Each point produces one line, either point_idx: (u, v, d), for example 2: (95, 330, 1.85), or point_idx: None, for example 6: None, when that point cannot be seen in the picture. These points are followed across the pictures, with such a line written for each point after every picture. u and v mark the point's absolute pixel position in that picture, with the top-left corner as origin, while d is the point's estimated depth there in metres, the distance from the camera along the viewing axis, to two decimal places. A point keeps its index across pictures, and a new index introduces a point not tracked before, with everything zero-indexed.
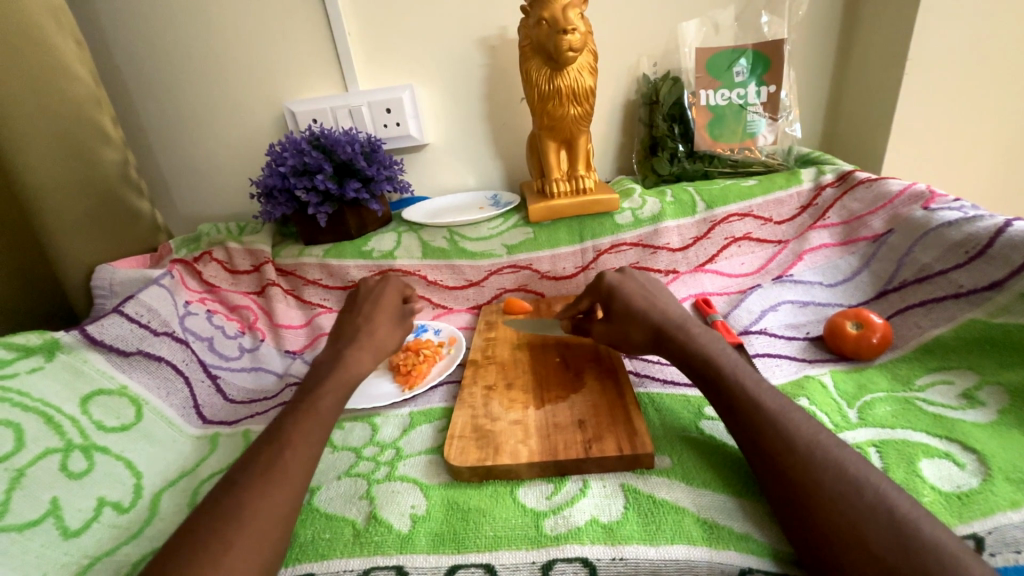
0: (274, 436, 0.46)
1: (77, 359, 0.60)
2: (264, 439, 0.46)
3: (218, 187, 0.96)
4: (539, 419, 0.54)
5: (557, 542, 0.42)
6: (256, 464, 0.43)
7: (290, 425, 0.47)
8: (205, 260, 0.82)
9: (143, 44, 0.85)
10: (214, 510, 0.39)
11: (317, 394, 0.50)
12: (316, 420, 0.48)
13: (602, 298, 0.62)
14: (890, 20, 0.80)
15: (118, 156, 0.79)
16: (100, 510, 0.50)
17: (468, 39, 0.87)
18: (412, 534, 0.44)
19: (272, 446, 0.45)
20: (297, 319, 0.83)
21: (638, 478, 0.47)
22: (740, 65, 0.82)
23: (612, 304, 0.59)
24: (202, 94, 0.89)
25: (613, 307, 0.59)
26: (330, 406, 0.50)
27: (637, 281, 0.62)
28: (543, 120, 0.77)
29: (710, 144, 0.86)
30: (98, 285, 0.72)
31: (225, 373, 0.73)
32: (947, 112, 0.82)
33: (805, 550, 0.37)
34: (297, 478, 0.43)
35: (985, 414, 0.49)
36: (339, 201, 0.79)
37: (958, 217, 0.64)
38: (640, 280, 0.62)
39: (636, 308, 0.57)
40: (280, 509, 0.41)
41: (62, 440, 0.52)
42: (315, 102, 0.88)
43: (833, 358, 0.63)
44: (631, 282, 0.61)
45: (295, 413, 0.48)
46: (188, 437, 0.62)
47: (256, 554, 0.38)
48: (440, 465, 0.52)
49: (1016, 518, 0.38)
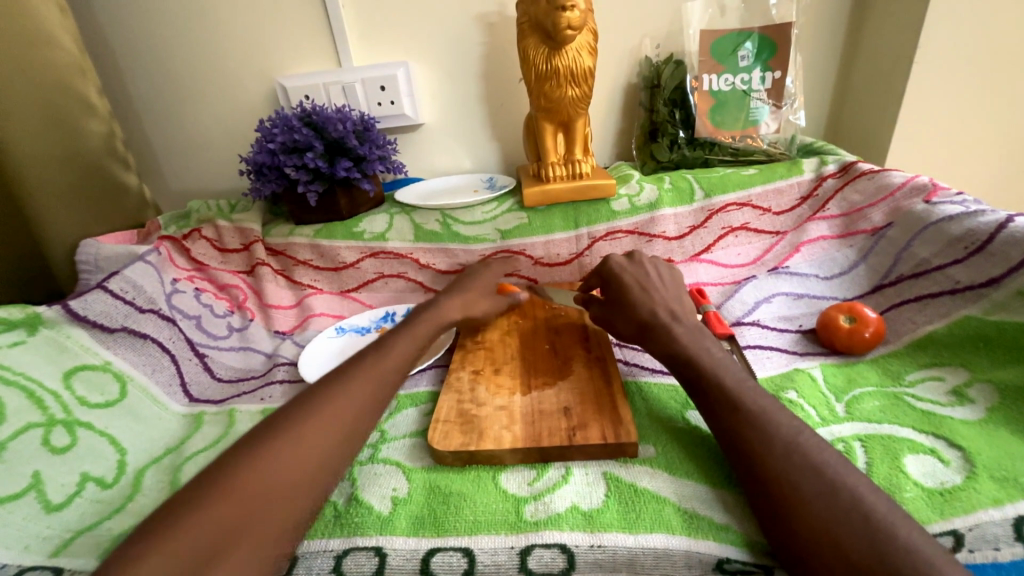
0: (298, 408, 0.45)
1: (60, 334, 0.60)
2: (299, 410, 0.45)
3: (209, 163, 0.94)
4: (525, 405, 0.54)
5: (536, 528, 0.42)
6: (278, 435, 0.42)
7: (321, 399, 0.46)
8: (194, 237, 0.80)
9: (130, 11, 0.82)
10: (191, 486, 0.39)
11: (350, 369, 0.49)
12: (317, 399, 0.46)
13: (606, 288, 0.61)
14: (903, 5, 0.77)
15: (102, 128, 0.77)
16: (83, 485, 0.50)
17: (466, 15, 0.84)
18: (392, 516, 0.44)
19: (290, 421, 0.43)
20: (287, 300, 0.82)
21: (621, 466, 0.47)
22: (745, 50, 0.80)
23: (613, 286, 0.60)
24: (191, 66, 0.86)
25: (616, 297, 0.59)
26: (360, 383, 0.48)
27: (642, 268, 0.61)
28: (540, 101, 0.75)
29: (711, 131, 0.84)
30: (83, 260, 0.71)
31: (213, 352, 0.72)
32: (956, 103, 0.80)
33: (782, 540, 0.37)
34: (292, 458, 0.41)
35: (974, 411, 0.49)
36: (330, 179, 0.77)
37: (960, 212, 0.62)
38: (647, 267, 0.61)
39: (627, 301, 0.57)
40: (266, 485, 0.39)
41: (45, 415, 0.52)
42: (307, 77, 0.86)
43: (824, 352, 0.62)
44: (631, 274, 0.60)
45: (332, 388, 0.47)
46: (173, 415, 0.62)
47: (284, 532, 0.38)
48: (424, 449, 0.52)
49: (997, 515, 0.38)
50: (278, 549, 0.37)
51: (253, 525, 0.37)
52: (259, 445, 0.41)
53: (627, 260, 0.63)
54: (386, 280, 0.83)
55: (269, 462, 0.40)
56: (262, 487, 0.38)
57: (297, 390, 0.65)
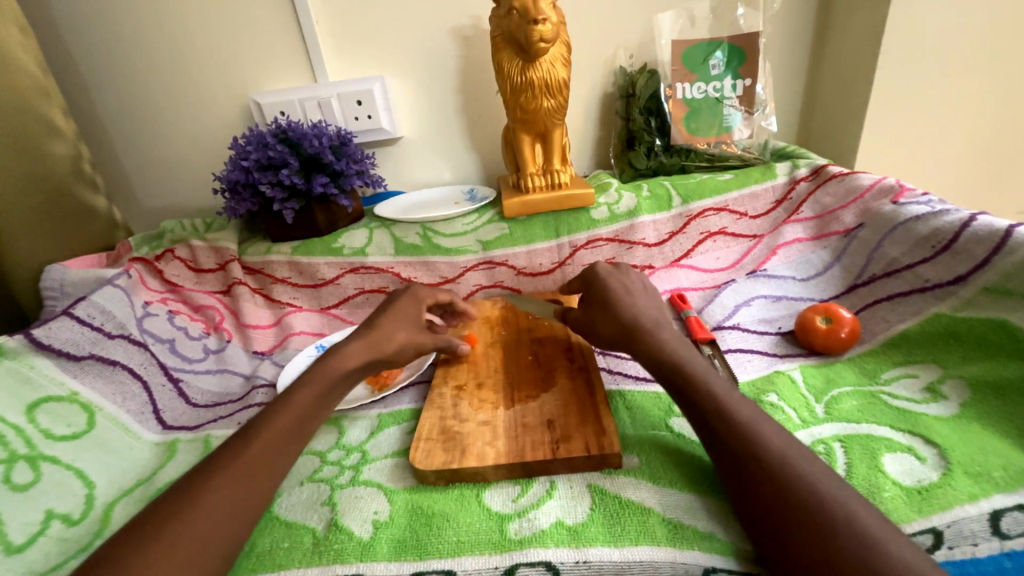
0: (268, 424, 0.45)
1: (22, 365, 0.57)
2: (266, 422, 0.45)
3: (183, 182, 0.92)
4: (508, 419, 0.53)
5: (520, 546, 0.41)
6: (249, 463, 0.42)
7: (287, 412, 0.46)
8: (167, 258, 0.78)
9: (96, 31, 0.81)
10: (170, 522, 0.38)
11: (326, 386, 0.49)
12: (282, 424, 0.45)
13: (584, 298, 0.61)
14: (864, 14, 0.80)
15: (68, 150, 0.75)
16: (47, 523, 0.48)
17: (441, 29, 0.84)
18: (373, 541, 0.43)
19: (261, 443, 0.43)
20: (265, 319, 0.80)
21: (605, 478, 0.47)
22: (715, 59, 0.82)
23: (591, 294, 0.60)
24: (162, 84, 0.85)
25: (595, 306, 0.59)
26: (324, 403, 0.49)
27: (620, 275, 0.61)
28: (516, 113, 0.76)
29: (686, 138, 0.85)
30: (48, 286, 0.68)
31: (188, 376, 0.70)
32: (918, 107, 0.83)
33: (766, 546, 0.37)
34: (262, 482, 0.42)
35: (947, 407, 0.50)
36: (306, 196, 0.76)
37: (926, 211, 0.64)
38: (625, 273, 0.61)
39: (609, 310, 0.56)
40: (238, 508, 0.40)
41: (6, 451, 0.50)
42: (282, 93, 0.85)
43: (803, 353, 0.63)
44: (613, 280, 0.60)
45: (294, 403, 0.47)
46: (146, 444, 0.60)
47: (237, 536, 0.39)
48: (406, 468, 0.51)
49: (972, 511, 0.39)
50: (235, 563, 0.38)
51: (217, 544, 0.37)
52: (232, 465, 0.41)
53: (608, 268, 0.62)
54: (367, 295, 0.82)
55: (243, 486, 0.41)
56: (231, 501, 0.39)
57: None
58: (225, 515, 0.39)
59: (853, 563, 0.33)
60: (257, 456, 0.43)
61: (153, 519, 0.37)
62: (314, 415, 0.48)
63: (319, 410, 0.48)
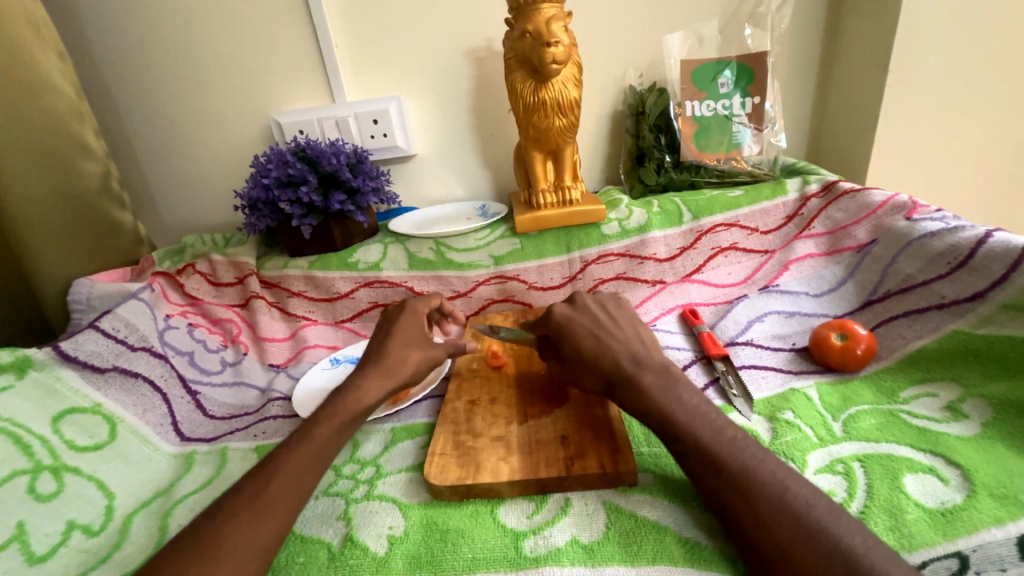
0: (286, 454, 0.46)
1: (50, 377, 0.59)
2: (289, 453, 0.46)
3: (203, 198, 0.95)
4: (522, 435, 0.53)
5: (535, 564, 0.41)
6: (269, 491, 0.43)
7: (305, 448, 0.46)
8: (188, 272, 0.80)
9: (128, 57, 0.85)
10: (193, 541, 0.39)
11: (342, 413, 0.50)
12: (310, 449, 0.46)
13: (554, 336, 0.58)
14: (872, 33, 0.81)
15: (98, 168, 0.78)
16: (68, 534, 0.49)
17: (456, 51, 0.87)
18: (389, 556, 0.43)
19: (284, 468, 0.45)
20: (280, 332, 0.82)
21: (620, 495, 0.47)
22: (725, 77, 0.83)
23: (574, 323, 0.58)
24: (187, 104, 0.88)
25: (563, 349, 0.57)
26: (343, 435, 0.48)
27: (590, 313, 0.59)
28: (529, 132, 0.78)
29: (696, 154, 0.86)
30: (75, 299, 0.71)
31: (206, 389, 0.71)
32: (929, 123, 0.83)
33: (769, 569, 0.36)
34: (292, 508, 0.42)
35: (969, 427, 0.49)
36: (324, 213, 0.78)
37: (940, 228, 0.64)
38: (594, 311, 0.59)
39: (603, 337, 0.55)
40: (265, 533, 0.40)
41: (31, 462, 0.51)
42: (302, 113, 0.88)
43: (818, 370, 0.62)
44: (577, 323, 0.58)
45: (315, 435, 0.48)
46: (164, 456, 0.61)
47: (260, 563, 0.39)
48: (421, 484, 0.51)
49: (999, 535, 0.38)
50: None
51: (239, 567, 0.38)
52: (258, 492, 0.42)
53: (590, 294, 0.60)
54: (380, 309, 0.83)
55: (269, 516, 0.41)
56: (254, 527, 0.40)
57: (290, 426, 0.64)
58: (247, 534, 0.39)
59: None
60: (286, 483, 0.43)
61: (179, 546, 0.39)
62: (342, 435, 0.48)
63: (340, 431, 0.48)
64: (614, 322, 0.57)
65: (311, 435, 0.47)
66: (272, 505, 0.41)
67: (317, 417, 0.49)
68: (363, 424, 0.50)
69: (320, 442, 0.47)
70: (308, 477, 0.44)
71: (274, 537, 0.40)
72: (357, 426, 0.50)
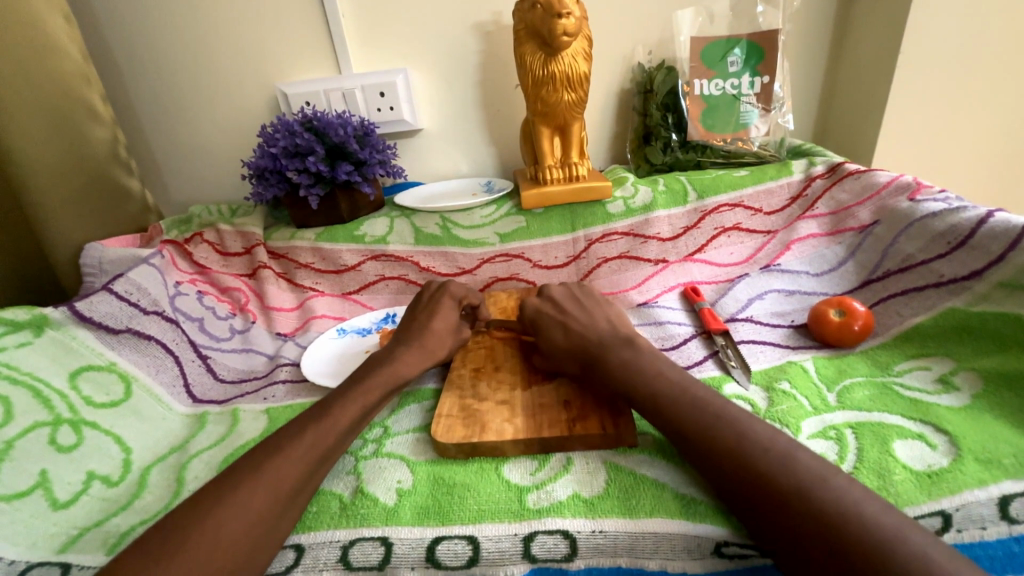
0: (297, 418, 0.48)
1: (66, 336, 0.60)
2: (306, 416, 0.48)
3: (210, 169, 0.95)
4: (525, 399, 0.55)
5: (538, 515, 0.43)
6: (281, 443, 0.44)
7: (315, 413, 0.48)
8: (196, 241, 0.81)
9: (135, 23, 0.84)
10: (211, 491, 0.40)
11: (352, 382, 0.52)
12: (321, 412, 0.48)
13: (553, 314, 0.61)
14: (884, 13, 0.80)
15: (106, 133, 0.78)
16: (89, 483, 0.51)
17: (464, 25, 0.86)
18: (398, 507, 0.45)
19: (294, 426, 0.46)
20: (288, 302, 0.83)
21: (620, 455, 0.48)
22: (734, 56, 0.83)
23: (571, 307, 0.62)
24: (194, 73, 0.88)
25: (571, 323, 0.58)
26: (353, 405, 0.49)
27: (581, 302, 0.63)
28: (537, 106, 0.77)
29: (703, 134, 0.86)
30: (87, 263, 0.72)
31: (216, 354, 0.72)
32: (939, 104, 0.83)
33: (754, 520, 0.37)
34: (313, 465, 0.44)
35: (959, 398, 0.51)
36: (331, 183, 0.78)
37: (942, 209, 0.65)
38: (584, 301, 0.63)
39: (595, 322, 0.59)
40: (280, 483, 0.42)
41: (52, 414, 0.53)
42: (309, 84, 0.88)
43: (815, 345, 0.64)
44: (587, 310, 0.61)
45: (325, 403, 0.50)
46: (178, 415, 0.62)
47: (268, 513, 0.40)
48: (427, 443, 0.53)
49: (982, 495, 0.40)
50: (273, 533, 0.40)
51: (248, 515, 0.39)
52: (271, 447, 0.44)
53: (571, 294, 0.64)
54: (387, 282, 0.84)
55: (281, 466, 0.42)
56: (266, 481, 0.41)
57: (299, 390, 0.65)
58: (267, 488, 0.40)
59: (870, 525, 0.33)
60: (298, 438, 0.45)
61: (198, 497, 0.40)
62: (361, 396, 0.50)
63: (355, 398, 0.50)
64: (595, 312, 0.60)
65: (323, 406, 0.49)
66: (283, 459, 0.43)
67: (343, 391, 0.51)
68: (375, 388, 0.52)
69: (333, 409, 0.48)
70: (328, 437, 0.46)
71: (295, 491, 0.42)
72: (367, 389, 0.51)
